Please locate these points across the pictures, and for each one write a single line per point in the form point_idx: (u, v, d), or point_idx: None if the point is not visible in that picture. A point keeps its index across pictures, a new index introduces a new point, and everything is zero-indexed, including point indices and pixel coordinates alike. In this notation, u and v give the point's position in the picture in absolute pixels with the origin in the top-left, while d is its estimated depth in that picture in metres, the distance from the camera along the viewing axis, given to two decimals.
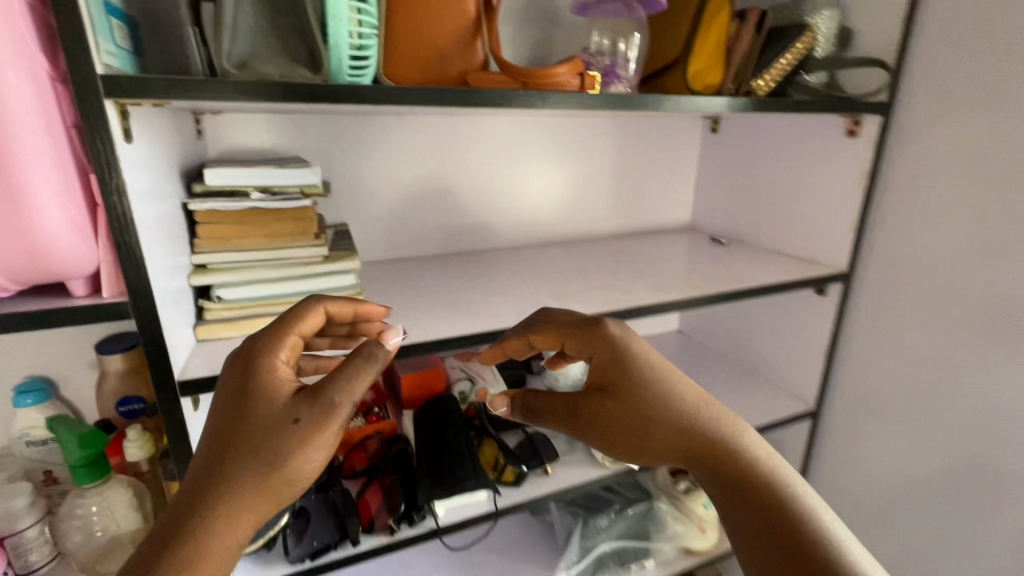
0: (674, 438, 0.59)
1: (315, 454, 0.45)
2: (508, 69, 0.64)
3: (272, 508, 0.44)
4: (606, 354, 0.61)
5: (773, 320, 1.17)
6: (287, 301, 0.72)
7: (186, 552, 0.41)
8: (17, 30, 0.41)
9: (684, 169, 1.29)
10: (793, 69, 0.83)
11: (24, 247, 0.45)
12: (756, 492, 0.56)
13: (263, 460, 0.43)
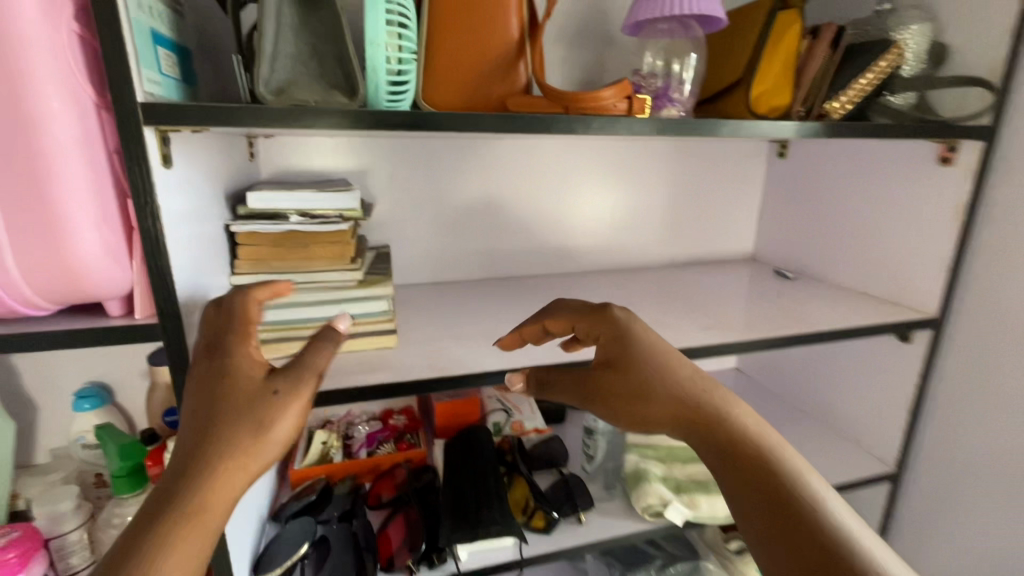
0: (671, 409, 0.54)
1: (294, 421, 0.46)
2: (549, 92, 0.60)
3: (254, 476, 0.44)
4: (609, 333, 0.60)
5: (847, 365, 1.05)
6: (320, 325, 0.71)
7: (172, 526, 0.40)
8: (65, 61, 0.43)
9: (747, 196, 1.20)
10: (874, 90, 0.73)
11: (60, 270, 0.46)
12: (759, 467, 0.49)
13: (245, 429, 0.44)
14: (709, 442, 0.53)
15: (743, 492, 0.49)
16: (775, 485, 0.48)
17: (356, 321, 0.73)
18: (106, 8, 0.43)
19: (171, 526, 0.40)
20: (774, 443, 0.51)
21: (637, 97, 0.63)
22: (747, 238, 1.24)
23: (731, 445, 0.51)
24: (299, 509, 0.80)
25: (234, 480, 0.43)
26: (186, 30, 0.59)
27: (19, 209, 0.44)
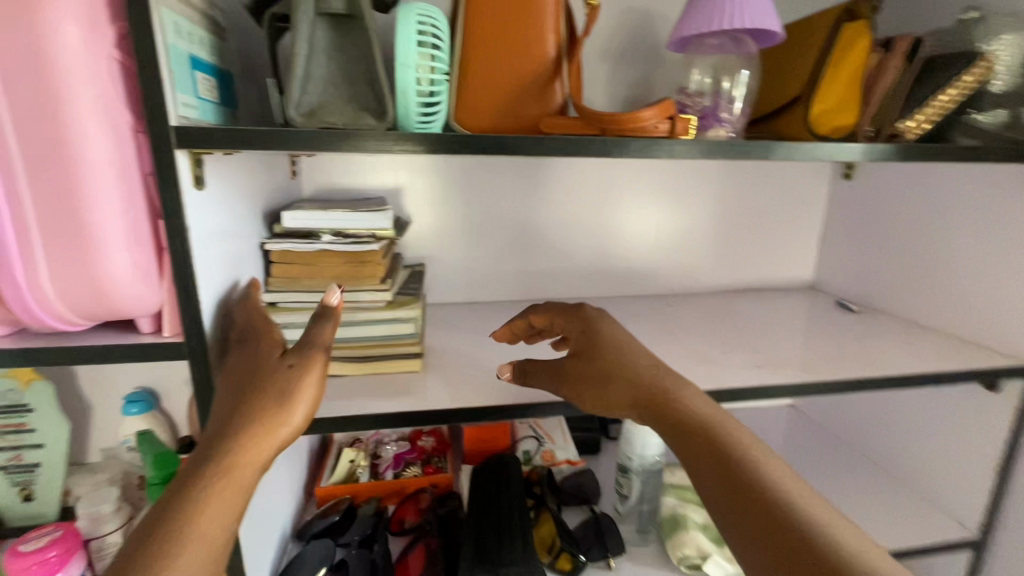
0: (628, 390, 0.55)
1: (313, 385, 0.50)
2: (586, 113, 0.57)
3: (282, 437, 0.47)
4: (579, 327, 0.64)
5: (920, 412, 0.94)
6: (346, 346, 0.71)
7: (210, 483, 0.42)
8: (102, 88, 0.44)
9: (806, 220, 1.11)
10: (958, 107, 0.66)
11: (92, 289, 0.47)
12: (707, 437, 0.49)
13: (267, 399, 0.48)
14: (661, 419, 0.53)
15: (693, 462, 0.49)
16: (723, 451, 0.48)
17: (382, 343, 0.72)
18: (143, 36, 0.44)
19: (203, 489, 0.42)
20: (723, 417, 0.52)
21: (680, 118, 0.58)
22: (806, 265, 1.15)
23: (681, 420, 0.52)
24: (321, 529, 0.80)
25: (263, 441, 0.45)
26: (228, 54, 0.61)
27: (54, 230, 0.45)
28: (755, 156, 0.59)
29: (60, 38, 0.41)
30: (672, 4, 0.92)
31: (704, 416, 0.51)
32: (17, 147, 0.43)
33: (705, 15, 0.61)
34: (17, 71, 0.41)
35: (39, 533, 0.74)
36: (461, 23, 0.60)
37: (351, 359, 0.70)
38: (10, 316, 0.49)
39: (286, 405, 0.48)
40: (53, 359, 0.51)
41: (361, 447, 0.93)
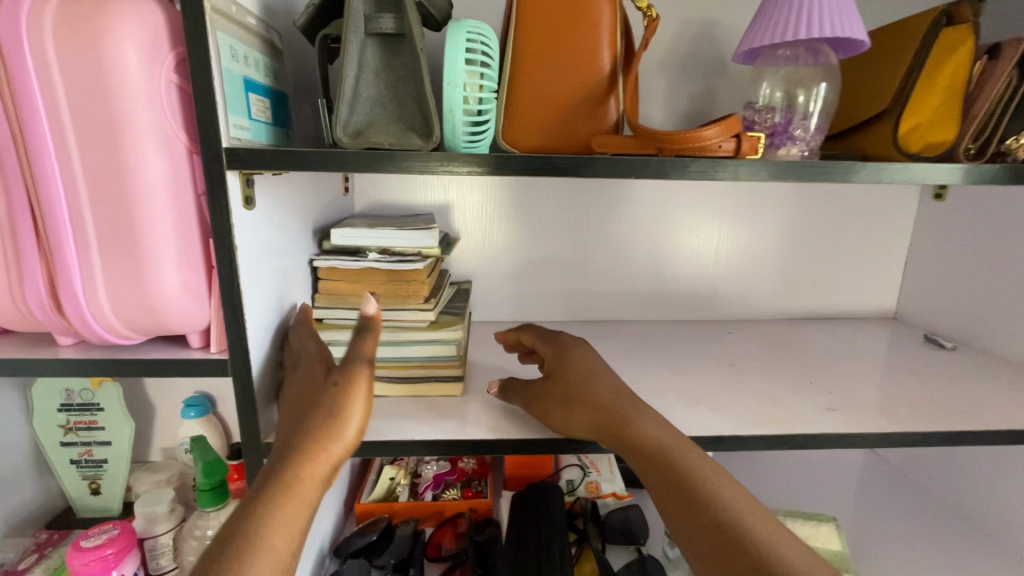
0: (591, 414, 0.56)
1: (361, 401, 0.50)
2: (641, 132, 0.53)
3: (337, 454, 0.48)
4: (555, 352, 0.65)
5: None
6: (387, 365, 0.70)
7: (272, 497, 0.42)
8: (160, 111, 0.45)
9: (887, 244, 1.01)
10: None
11: (144, 305, 0.49)
12: (662, 461, 0.51)
13: (320, 416, 0.49)
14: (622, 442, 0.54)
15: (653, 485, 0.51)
16: (679, 476, 0.49)
17: (422, 364, 0.70)
18: (199, 61, 0.45)
19: (266, 501, 0.42)
20: (677, 436, 0.53)
21: (747, 135, 0.53)
22: (887, 293, 1.04)
23: (637, 443, 0.53)
24: (358, 548, 0.78)
25: (320, 458, 0.46)
26: (283, 76, 0.62)
27: (113, 248, 0.46)
28: (832, 178, 0.53)
29: (122, 64, 0.43)
30: (739, 13, 0.87)
31: (662, 438, 0.52)
32: (81, 168, 0.44)
33: (779, 23, 0.56)
34: (83, 96, 0.43)
35: (99, 529, 0.77)
36: (513, 38, 0.58)
37: (391, 378, 0.70)
38: (70, 329, 0.51)
39: (340, 420, 0.48)
40: (110, 370, 0.53)
41: (401, 465, 0.93)
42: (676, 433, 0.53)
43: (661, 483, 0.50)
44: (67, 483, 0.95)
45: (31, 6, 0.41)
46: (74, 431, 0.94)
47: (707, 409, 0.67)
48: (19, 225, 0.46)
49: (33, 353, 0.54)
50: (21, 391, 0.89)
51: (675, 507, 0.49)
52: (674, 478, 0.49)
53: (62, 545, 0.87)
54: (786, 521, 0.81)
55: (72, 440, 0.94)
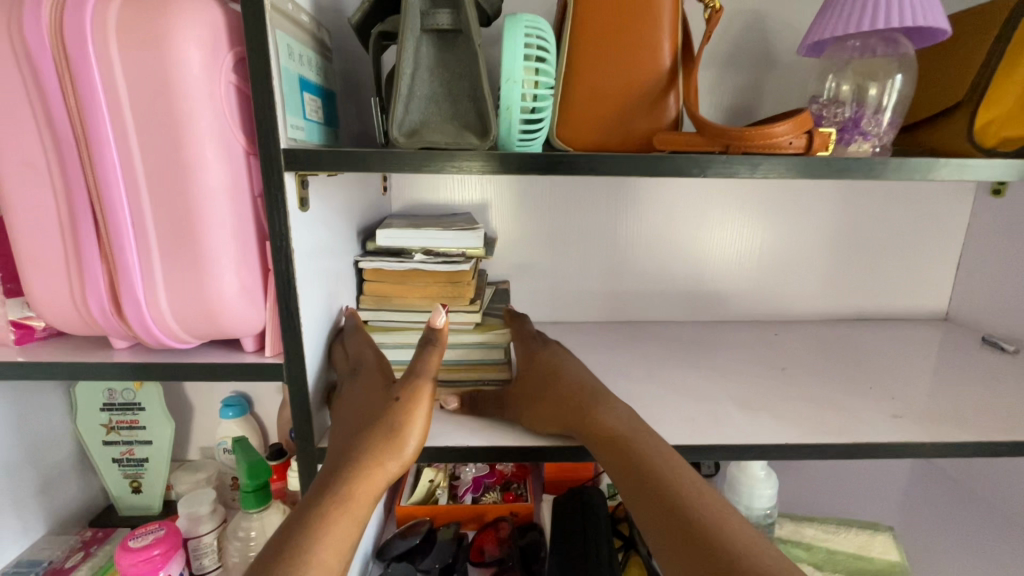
0: (555, 407, 0.57)
1: (420, 419, 0.50)
2: (707, 128, 0.51)
3: (392, 468, 0.48)
4: (523, 353, 0.67)
5: None
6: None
7: (328, 511, 0.43)
8: (220, 111, 0.44)
9: (940, 242, 0.97)
10: None
11: (204, 309, 0.48)
12: (618, 443, 0.51)
13: (380, 432, 0.49)
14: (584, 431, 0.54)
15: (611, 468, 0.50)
16: (637, 466, 0.48)
17: (469, 368, 0.68)
18: (260, 59, 0.44)
19: (322, 515, 0.43)
20: (635, 423, 0.53)
21: (819, 131, 0.51)
22: (938, 293, 1.00)
23: (597, 429, 0.53)
24: (401, 552, 0.78)
25: (376, 470, 0.47)
26: (332, 75, 0.61)
27: (173, 251, 0.46)
28: (910, 175, 0.50)
29: (184, 64, 0.42)
30: (790, 4, 0.83)
31: (620, 424, 0.53)
32: (143, 171, 0.44)
33: (853, 12, 0.53)
34: (145, 97, 0.42)
35: (146, 529, 0.77)
36: (569, 33, 0.56)
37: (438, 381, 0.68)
38: (128, 333, 0.51)
39: (398, 437, 0.49)
40: (166, 374, 0.53)
41: (441, 467, 0.92)
42: (635, 420, 0.54)
43: (620, 466, 0.49)
44: (109, 482, 0.96)
45: (95, 5, 0.41)
46: (116, 430, 0.94)
47: (765, 415, 0.65)
48: (82, 229, 0.45)
49: (89, 357, 0.54)
50: (65, 391, 0.90)
51: (632, 488, 0.48)
52: (630, 458, 0.49)
53: (107, 543, 0.88)
54: (835, 534, 0.80)
55: (114, 439, 0.95)
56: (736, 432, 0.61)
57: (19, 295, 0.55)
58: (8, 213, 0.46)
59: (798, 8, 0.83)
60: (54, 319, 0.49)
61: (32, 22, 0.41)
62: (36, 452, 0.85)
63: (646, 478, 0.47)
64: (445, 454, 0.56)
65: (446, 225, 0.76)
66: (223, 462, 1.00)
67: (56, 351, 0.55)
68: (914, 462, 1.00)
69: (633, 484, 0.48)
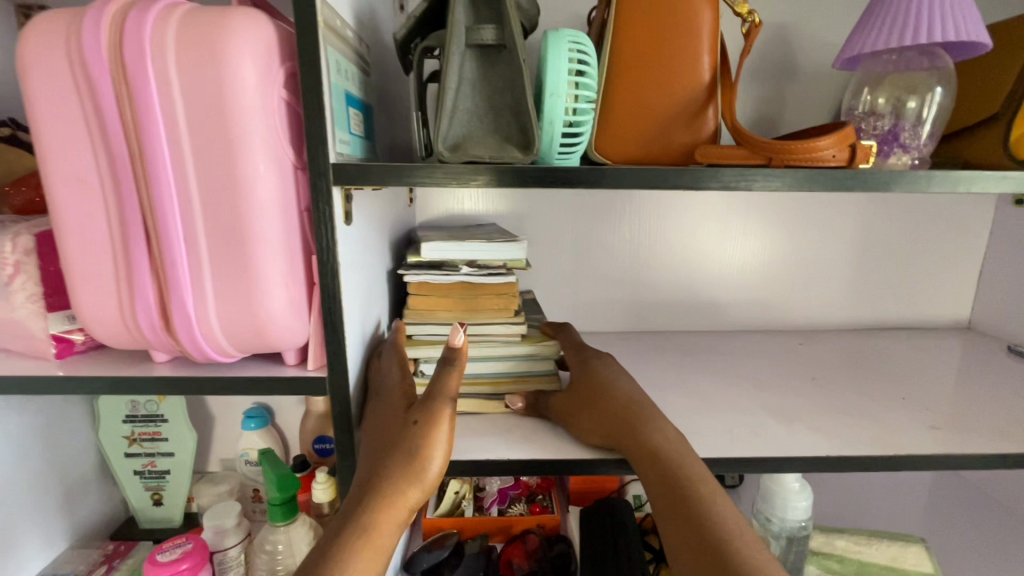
0: (603, 419, 0.56)
1: (440, 443, 0.48)
2: (751, 140, 0.51)
3: (414, 494, 0.47)
4: (574, 359, 0.66)
5: None
6: (482, 382, 0.69)
7: (348, 541, 0.42)
8: (272, 126, 0.44)
9: (962, 251, 0.97)
10: None
11: (251, 323, 0.48)
12: (662, 470, 0.49)
13: (401, 458, 0.47)
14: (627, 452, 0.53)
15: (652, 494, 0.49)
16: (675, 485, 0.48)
17: (517, 380, 0.69)
18: (312, 76, 0.45)
19: (343, 546, 0.42)
20: (681, 448, 0.51)
21: (861, 145, 0.52)
22: (960, 302, 1.00)
23: (642, 448, 0.52)
24: (430, 566, 0.77)
25: (396, 496, 0.45)
26: (370, 88, 0.61)
27: (223, 267, 0.46)
28: (952, 188, 0.51)
29: (240, 80, 0.42)
30: (815, 16, 0.84)
31: (666, 448, 0.51)
32: (196, 186, 0.44)
33: (893, 26, 0.53)
34: (201, 115, 0.42)
35: (173, 543, 0.77)
36: (608, 48, 0.57)
37: (488, 395, 0.68)
38: (174, 347, 0.51)
39: (419, 462, 0.47)
40: (208, 388, 0.53)
41: (465, 479, 0.91)
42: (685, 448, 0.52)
43: (660, 493, 0.48)
44: (131, 494, 0.96)
45: (154, 22, 0.41)
46: (139, 442, 0.94)
47: (803, 427, 0.65)
48: (133, 245, 0.45)
49: (131, 371, 0.54)
50: (89, 402, 0.90)
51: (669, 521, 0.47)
52: (672, 485, 0.48)
53: (130, 558, 0.87)
54: (865, 545, 0.80)
55: (136, 451, 0.94)
56: (775, 444, 0.61)
57: (62, 308, 0.55)
58: (59, 228, 0.46)
59: (823, 21, 0.84)
60: (101, 333, 0.50)
61: (91, 39, 0.41)
62: (60, 465, 0.84)
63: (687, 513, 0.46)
64: (486, 468, 0.56)
65: (487, 236, 0.75)
66: (245, 474, 0.99)
67: (96, 364, 0.55)
68: (938, 472, 1.00)
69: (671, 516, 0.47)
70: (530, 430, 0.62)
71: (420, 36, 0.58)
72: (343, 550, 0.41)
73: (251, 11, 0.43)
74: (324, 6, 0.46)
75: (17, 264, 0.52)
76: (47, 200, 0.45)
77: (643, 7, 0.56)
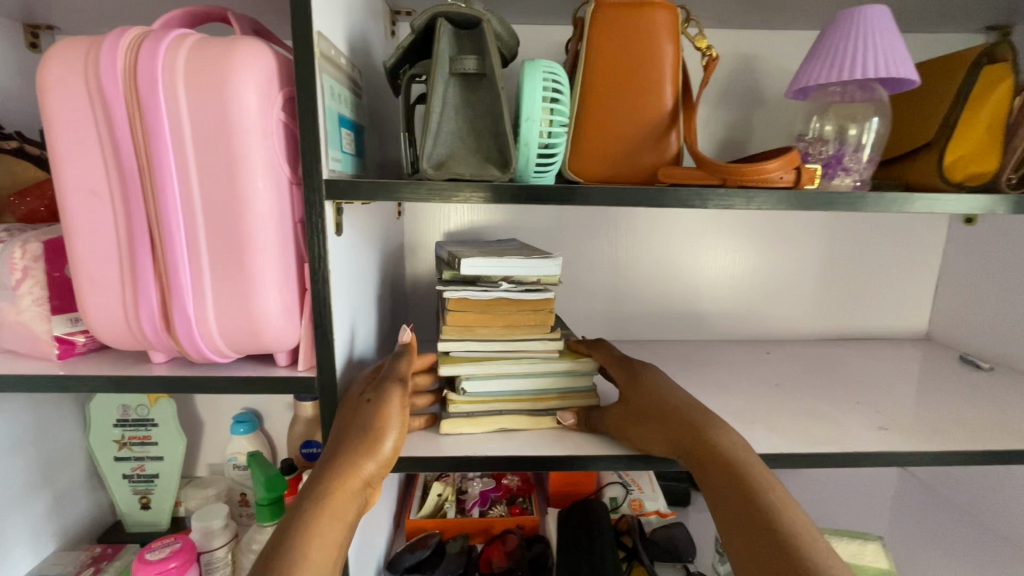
0: (669, 431, 0.59)
1: (392, 418, 0.54)
2: (707, 164, 0.57)
3: (368, 467, 0.51)
4: (624, 375, 0.69)
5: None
6: (524, 398, 0.68)
7: (309, 509, 0.46)
8: (271, 145, 0.49)
9: (920, 267, 1.04)
10: None
11: (247, 324, 0.52)
12: (740, 484, 0.52)
13: (360, 435, 0.52)
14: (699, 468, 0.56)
15: (721, 511, 0.52)
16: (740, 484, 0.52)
17: (562, 395, 0.69)
18: (308, 101, 0.49)
19: (305, 513, 0.46)
20: (754, 463, 0.54)
21: (805, 167, 0.57)
22: (919, 315, 1.07)
23: (716, 459, 0.55)
24: (412, 564, 0.79)
25: (349, 469, 0.50)
26: (362, 110, 0.66)
27: (222, 274, 0.50)
28: (888, 209, 0.56)
29: (243, 104, 0.46)
30: (778, 47, 0.91)
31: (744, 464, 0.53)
32: (200, 199, 0.48)
33: (835, 63, 0.59)
34: (207, 136, 0.47)
35: (162, 543, 0.79)
36: (581, 78, 0.62)
37: (530, 412, 0.68)
38: (174, 348, 0.54)
39: (372, 437, 0.52)
40: (203, 387, 0.56)
41: (448, 482, 0.94)
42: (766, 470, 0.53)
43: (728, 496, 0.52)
44: (119, 498, 0.97)
45: (166, 50, 0.46)
46: (128, 446, 0.96)
47: (763, 428, 0.69)
48: (139, 253, 0.49)
49: (130, 370, 0.57)
50: (80, 406, 0.92)
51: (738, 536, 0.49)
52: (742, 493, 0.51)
53: (116, 560, 0.88)
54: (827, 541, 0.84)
55: (125, 455, 0.96)
56: None
57: (66, 311, 0.58)
58: (70, 237, 0.50)
59: (785, 52, 0.91)
60: (104, 334, 0.53)
61: (107, 66, 0.45)
62: (50, 467, 0.86)
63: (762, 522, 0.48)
64: (466, 464, 0.59)
65: (522, 252, 0.71)
66: (233, 478, 1.02)
67: (96, 364, 0.58)
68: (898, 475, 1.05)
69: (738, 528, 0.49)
70: (509, 431, 0.66)
71: (409, 63, 0.63)
72: (305, 516, 0.46)
73: (253, 42, 0.48)
74: (321, 39, 0.51)
75: (25, 270, 0.55)
76: (61, 212, 0.49)
77: (612, 41, 0.61)
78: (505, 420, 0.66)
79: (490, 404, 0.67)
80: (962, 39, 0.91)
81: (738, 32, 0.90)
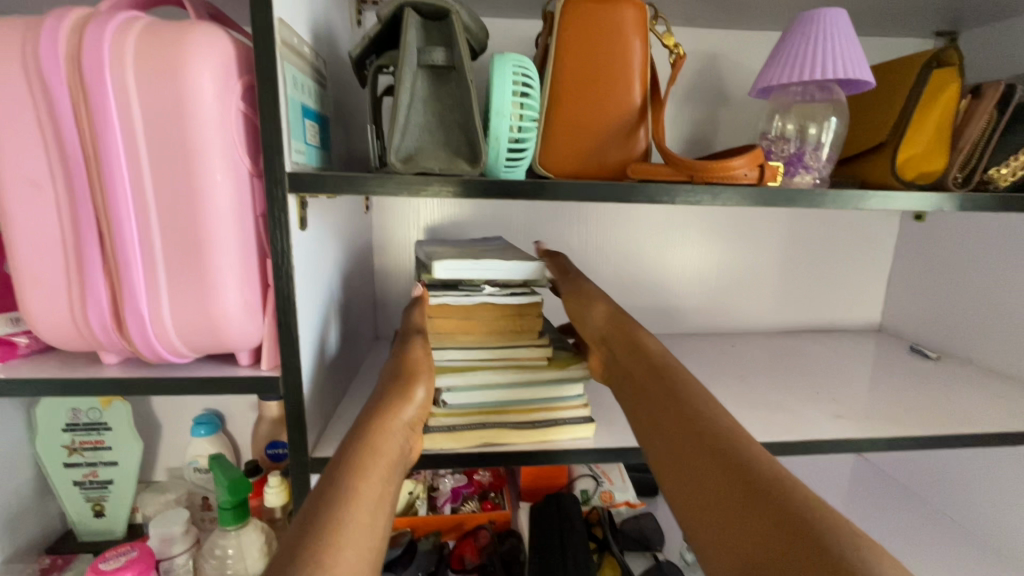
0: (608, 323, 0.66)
1: (423, 367, 0.56)
2: (676, 160, 0.58)
3: (409, 410, 0.52)
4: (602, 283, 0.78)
5: (977, 463, 0.90)
6: (508, 411, 0.64)
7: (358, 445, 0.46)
8: (229, 134, 0.47)
9: (873, 262, 1.09)
10: (999, 155, 0.64)
11: (206, 322, 0.50)
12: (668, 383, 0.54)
13: (395, 382, 0.54)
14: (655, 406, 0.52)
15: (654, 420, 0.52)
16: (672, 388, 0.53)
17: (548, 406, 0.65)
18: (269, 90, 0.47)
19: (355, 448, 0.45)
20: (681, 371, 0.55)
21: (769, 164, 0.59)
22: (872, 308, 1.12)
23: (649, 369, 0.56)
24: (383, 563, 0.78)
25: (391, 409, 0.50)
26: (326, 101, 0.64)
27: (179, 268, 0.48)
28: (844, 206, 0.58)
29: (198, 88, 0.44)
30: (743, 48, 0.93)
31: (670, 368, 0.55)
32: (153, 189, 0.46)
33: (795, 63, 0.61)
34: (159, 123, 0.44)
35: (117, 551, 0.76)
36: (552, 74, 0.62)
37: (515, 425, 0.63)
38: (127, 349, 0.52)
39: (408, 384, 0.54)
40: (160, 390, 0.53)
41: (419, 479, 0.93)
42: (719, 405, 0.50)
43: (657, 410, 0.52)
44: (69, 507, 0.92)
45: (114, 33, 0.43)
46: (79, 452, 0.91)
47: None
48: (86, 246, 0.47)
49: (79, 374, 0.53)
50: (24, 411, 0.87)
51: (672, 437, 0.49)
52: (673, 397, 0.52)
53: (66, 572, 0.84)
54: None
55: (75, 461, 0.91)
56: None
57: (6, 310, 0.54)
58: (8, 230, 0.47)
59: (749, 52, 0.93)
60: (48, 333, 0.50)
61: (48, 48, 0.43)
62: None
63: (750, 484, 0.41)
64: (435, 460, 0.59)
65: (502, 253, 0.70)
66: (193, 482, 0.98)
67: (41, 366, 0.55)
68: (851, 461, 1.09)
69: (699, 495, 0.43)
70: None
71: (376, 54, 0.62)
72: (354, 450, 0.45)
73: (207, 26, 0.45)
74: (282, 26, 0.49)
75: None
76: None
77: (582, 38, 0.61)
78: (488, 434, 0.62)
79: (470, 418, 0.62)
80: (913, 44, 0.95)
81: (705, 31, 0.92)
